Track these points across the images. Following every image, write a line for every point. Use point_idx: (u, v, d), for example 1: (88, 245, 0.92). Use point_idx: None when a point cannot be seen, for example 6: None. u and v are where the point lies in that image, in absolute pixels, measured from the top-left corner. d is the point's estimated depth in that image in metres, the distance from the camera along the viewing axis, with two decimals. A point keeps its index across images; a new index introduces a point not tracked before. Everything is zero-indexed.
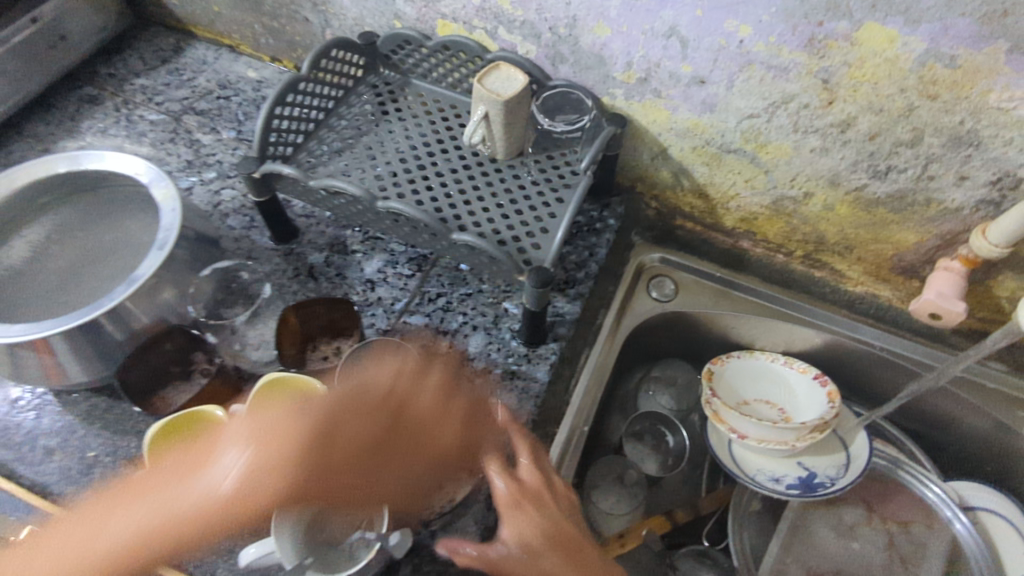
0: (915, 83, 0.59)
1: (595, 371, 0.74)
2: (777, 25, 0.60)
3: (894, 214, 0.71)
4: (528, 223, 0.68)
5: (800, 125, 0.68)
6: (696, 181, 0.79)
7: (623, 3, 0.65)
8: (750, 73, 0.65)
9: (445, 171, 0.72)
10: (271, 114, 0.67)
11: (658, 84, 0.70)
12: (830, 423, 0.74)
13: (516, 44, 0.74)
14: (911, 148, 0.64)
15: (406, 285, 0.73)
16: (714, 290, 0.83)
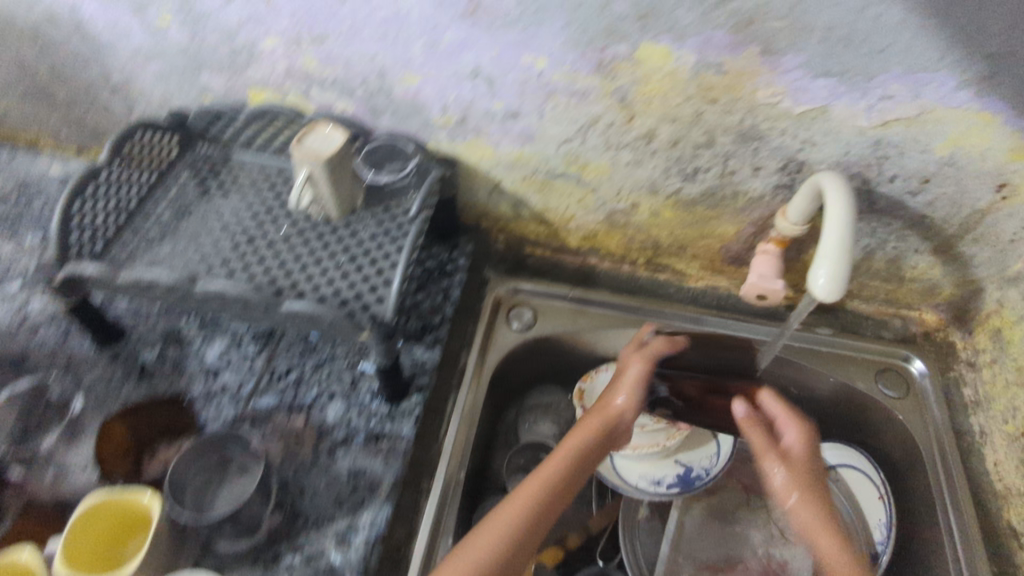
0: (696, 91, 0.64)
1: (465, 414, 0.72)
2: (569, 54, 0.62)
3: (711, 210, 0.77)
4: (369, 277, 0.65)
5: (610, 143, 0.71)
6: (534, 208, 0.82)
7: (426, 51, 0.64)
8: (555, 102, 0.68)
9: (276, 239, 0.68)
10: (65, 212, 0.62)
11: (475, 122, 0.71)
12: (693, 417, 0.80)
13: (333, 102, 0.71)
14: (708, 149, 0.70)
15: (252, 365, 0.69)
16: (571, 309, 0.85)
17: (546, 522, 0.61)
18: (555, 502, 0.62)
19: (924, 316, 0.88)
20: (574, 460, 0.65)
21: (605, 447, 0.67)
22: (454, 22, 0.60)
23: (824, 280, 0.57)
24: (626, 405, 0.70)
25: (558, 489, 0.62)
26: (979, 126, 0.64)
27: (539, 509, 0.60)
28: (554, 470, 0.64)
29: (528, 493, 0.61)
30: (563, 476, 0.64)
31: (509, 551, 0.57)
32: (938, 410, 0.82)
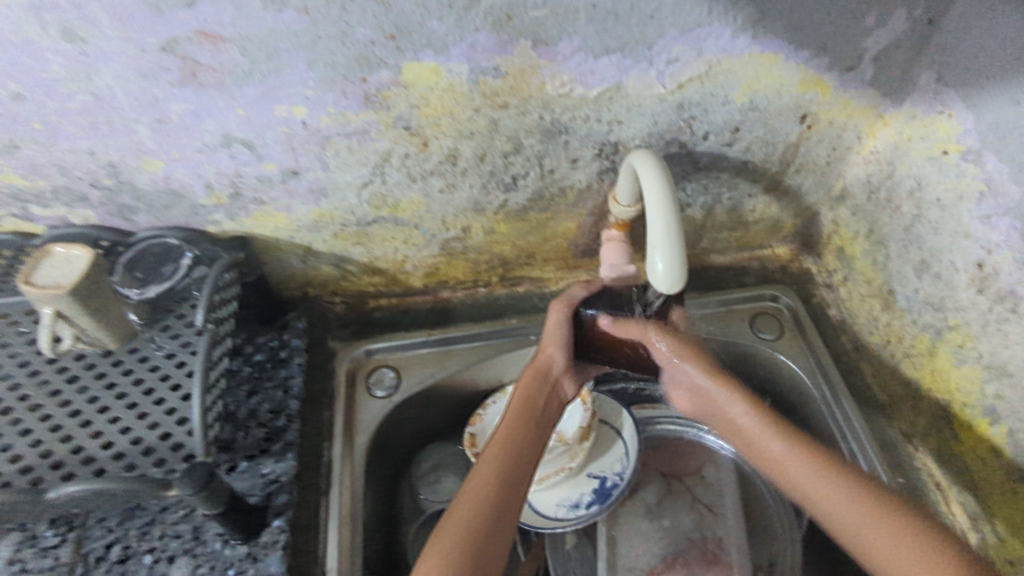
0: (482, 99, 0.59)
1: (343, 518, 0.63)
2: (326, 95, 0.54)
3: (544, 213, 0.72)
4: (175, 411, 0.55)
5: (414, 174, 0.64)
6: (359, 262, 0.72)
7: (153, 129, 0.53)
8: (335, 148, 0.59)
9: (41, 399, 0.55)
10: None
11: (252, 193, 0.61)
12: (591, 426, 0.75)
13: (66, 215, 0.59)
14: (518, 154, 0.65)
15: (57, 559, 0.55)
16: (435, 354, 0.77)
17: (516, 502, 0.53)
18: (517, 478, 0.54)
19: (777, 251, 0.89)
20: (519, 432, 0.58)
21: (549, 410, 0.62)
22: (173, 90, 0.51)
23: (664, 268, 0.55)
24: (554, 355, 0.66)
25: (506, 476, 0.54)
26: (765, 68, 0.63)
27: (492, 484, 0.53)
28: (501, 452, 0.56)
29: (481, 475, 0.54)
30: (511, 460, 0.55)
31: (484, 538, 0.49)
32: (813, 338, 0.82)
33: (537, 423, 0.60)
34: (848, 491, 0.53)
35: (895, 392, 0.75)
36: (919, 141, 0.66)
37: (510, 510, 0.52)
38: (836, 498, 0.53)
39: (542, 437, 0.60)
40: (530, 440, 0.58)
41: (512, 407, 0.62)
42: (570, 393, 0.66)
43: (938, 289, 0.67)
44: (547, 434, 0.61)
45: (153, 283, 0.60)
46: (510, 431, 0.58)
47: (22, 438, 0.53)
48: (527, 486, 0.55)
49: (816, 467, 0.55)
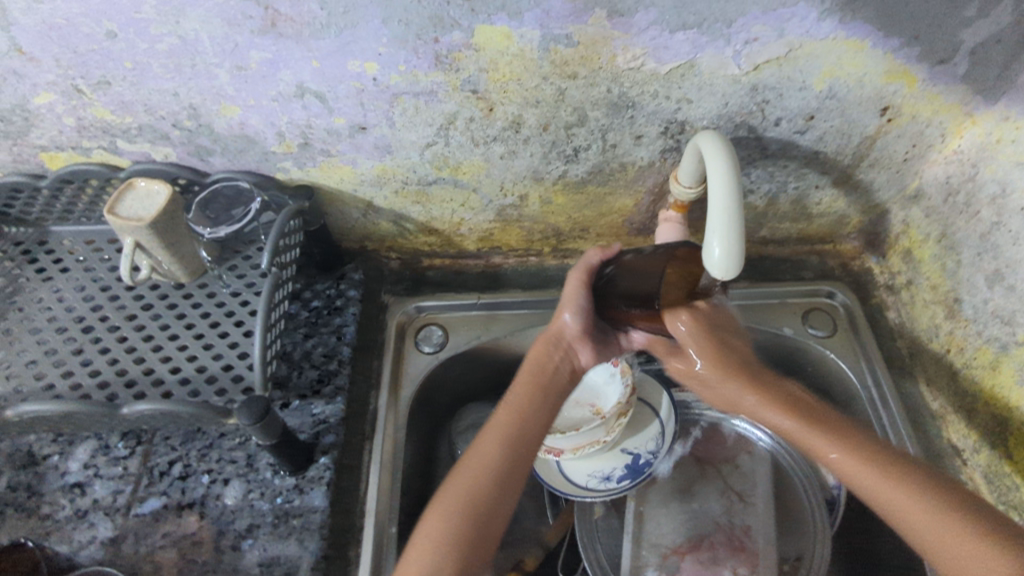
0: (551, 68, 0.59)
1: (383, 464, 0.65)
2: (399, 53, 0.56)
3: (603, 187, 0.72)
4: (237, 346, 0.59)
5: (477, 138, 0.65)
6: (416, 221, 0.74)
7: (232, 76, 0.56)
8: (403, 106, 0.61)
9: (119, 321, 0.60)
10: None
11: (321, 144, 0.63)
12: (630, 403, 0.75)
13: (148, 152, 0.63)
14: (582, 126, 0.65)
15: (126, 469, 0.60)
16: (483, 317, 0.78)
17: (513, 482, 0.55)
18: (519, 456, 0.57)
19: (840, 247, 0.86)
20: (524, 406, 0.60)
21: (560, 377, 0.63)
22: (254, 38, 0.53)
23: (720, 253, 0.53)
24: (569, 323, 0.63)
25: (510, 452, 0.57)
26: (849, 54, 0.60)
27: (487, 472, 0.55)
28: (507, 429, 0.58)
29: (477, 462, 0.56)
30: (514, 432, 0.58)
31: (482, 510, 0.53)
32: (869, 338, 0.79)
33: (539, 399, 0.61)
34: (896, 487, 0.53)
35: (949, 403, 0.72)
36: (1008, 144, 0.63)
37: (507, 493, 0.55)
38: (900, 502, 0.52)
39: (551, 408, 0.61)
40: (531, 420, 0.59)
41: (522, 378, 0.62)
42: (584, 359, 0.64)
43: (1010, 302, 0.64)
44: (557, 403, 0.62)
45: (225, 223, 0.62)
46: (517, 406, 0.60)
47: (101, 356, 0.57)
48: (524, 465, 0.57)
49: (869, 463, 0.55)
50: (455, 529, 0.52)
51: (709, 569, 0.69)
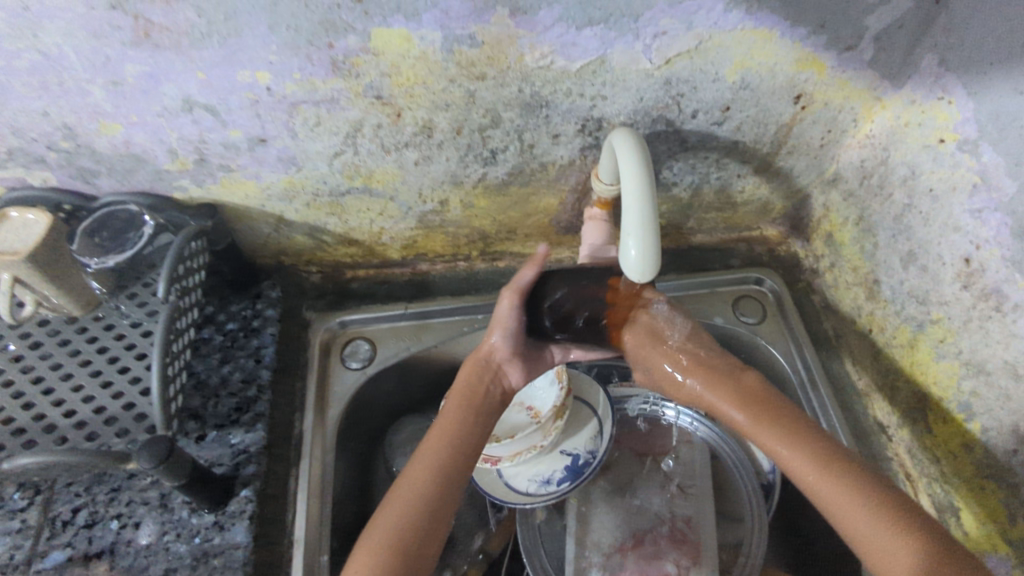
0: (457, 70, 0.56)
1: (311, 490, 0.63)
2: (292, 60, 0.52)
3: (525, 188, 0.70)
4: (135, 381, 0.55)
5: (388, 145, 0.62)
6: (334, 232, 0.71)
7: (107, 91, 0.52)
8: (303, 116, 0.57)
9: (5, 365, 0.55)
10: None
11: (219, 159, 0.59)
12: (566, 404, 0.74)
13: (24, 177, 0.58)
14: (497, 128, 0.63)
15: (24, 523, 0.56)
16: (413, 327, 0.76)
17: (442, 520, 0.54)
18: (449, 484, 0.56)
19: (766, 234, 0.87)
20: (455, 428, 0.59)
21: (489, 400, 0.62)
22: (126, 50, 0.49)
23: (636, 255, 0.53)
24: (500, 344, 0.63)
25: (440, 483, 0.56)
26: (759, 45, 0.60)
27: (413, 507, 0.54)
28: (434, 456, 0.57)
29: (417, 478, 0.56)
30: (443, 456, 0.57)
31: (410, 543, 0.52)
32: (797, 323, 0.80)
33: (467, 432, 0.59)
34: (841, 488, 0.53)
35: (872, 382, 0.74)
36: (915, 128, 0.64)
37: (437, 521, 0.54)
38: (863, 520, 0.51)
39: (485, 429, 0.61)
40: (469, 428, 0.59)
41: (450, 399, 0.62)
42: (514, 380, 0.64)
43: (923, 281, 0.66)
44: (490, 424, 0.61)
45: (116, 253, 0.58)
46: (455, 423, 0.59)
47: None
48: (457, 495, 0.56)
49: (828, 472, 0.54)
50: (394, 544, 0.52)
51: (651, 564, 0.69)
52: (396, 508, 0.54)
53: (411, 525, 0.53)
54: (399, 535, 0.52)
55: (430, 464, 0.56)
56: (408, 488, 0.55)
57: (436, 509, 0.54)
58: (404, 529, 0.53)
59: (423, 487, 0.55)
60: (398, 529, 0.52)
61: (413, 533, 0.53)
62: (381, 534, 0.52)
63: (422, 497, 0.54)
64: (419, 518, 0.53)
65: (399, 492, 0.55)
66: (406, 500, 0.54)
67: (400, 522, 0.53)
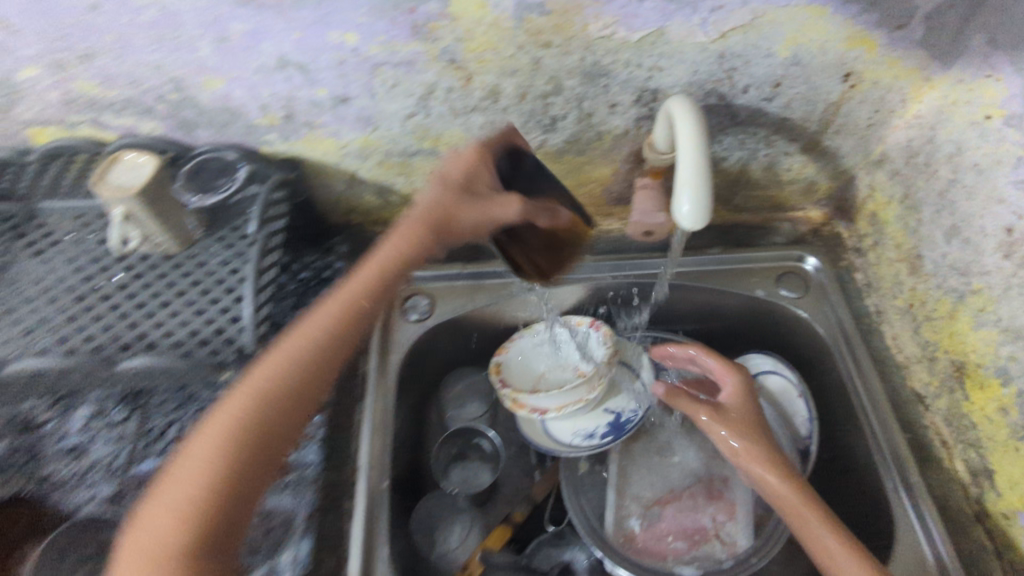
0: (525, 37, 0.61)
1: (374, 422, 0.67)
2: (378, 23, 0.58)
3: (580, 156, 0.74)
4: (226, 309, 0.61)
5: (457, 108, 0.67)
6: (401, 192, 0.76)
7: (215, 48, 0.58)
8: (383, 77, 0.63)
9: (111, 291, 0.62)
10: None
11: (305, 116, 0.65)
12: (612, 362, 0.78)
13: (135, 124, 0.63)
14: (558, 96, 0.67)
15: (122, 433, 0.62)
16: (469, 287, 0.81)
17: (265, 446, 0.49)
18: (308, 370, 0.52)
19: (809, 214, 0.90)
20: (348, 306, 0.55)
21: (389, 287, 0.57)
22: (234, 9, 0.55)
23: (689, 208, 0.57)
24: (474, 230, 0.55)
25: (281, 386, 0.51)
26: (810, 21, 0.63)
27: (255, 401, 0.49)
28: (296, 350, 0.52)
29: (279, 360, 0.51)
30: (307, 356, 0.52)
31: (237, 444, 0.47)
32: (838, 299, 0.82)
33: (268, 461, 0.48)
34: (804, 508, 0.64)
35: (911, 354, 0.75)
36: (961, 105, 0.66)
37: (269, 444, 0.49)
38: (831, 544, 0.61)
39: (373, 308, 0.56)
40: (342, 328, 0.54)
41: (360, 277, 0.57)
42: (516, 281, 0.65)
43: (965, 254, 0.67)
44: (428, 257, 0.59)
45: (208, 194, 0.66)
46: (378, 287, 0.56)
47: (93, 322, 0.59)
48: (299, 423, 0.51)
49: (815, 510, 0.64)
50: (232, 431, 0.48)
51: (687, 516, 0.75)
52: (260, 381, 0.50)
53: (224, 459, 0.47)
54: (224, 436, 0.47)
55: (316, 334, 0.53)
56: (283, 355, 0.52)
57: (276, 411, 0.50)
58: (234, 429, 0.48)
59: (315, 381, 0.52)
60: (243, 406, 0.49)
61: (252, 429, 0.48)
62: (199, 450, 0.47)
63: (262, 400, 0.50)
64: (259, 415, 0.49)
65: (280, 356, 0.52)
66: (258, 388, 0.50)
67: (230, 443, 0.47)
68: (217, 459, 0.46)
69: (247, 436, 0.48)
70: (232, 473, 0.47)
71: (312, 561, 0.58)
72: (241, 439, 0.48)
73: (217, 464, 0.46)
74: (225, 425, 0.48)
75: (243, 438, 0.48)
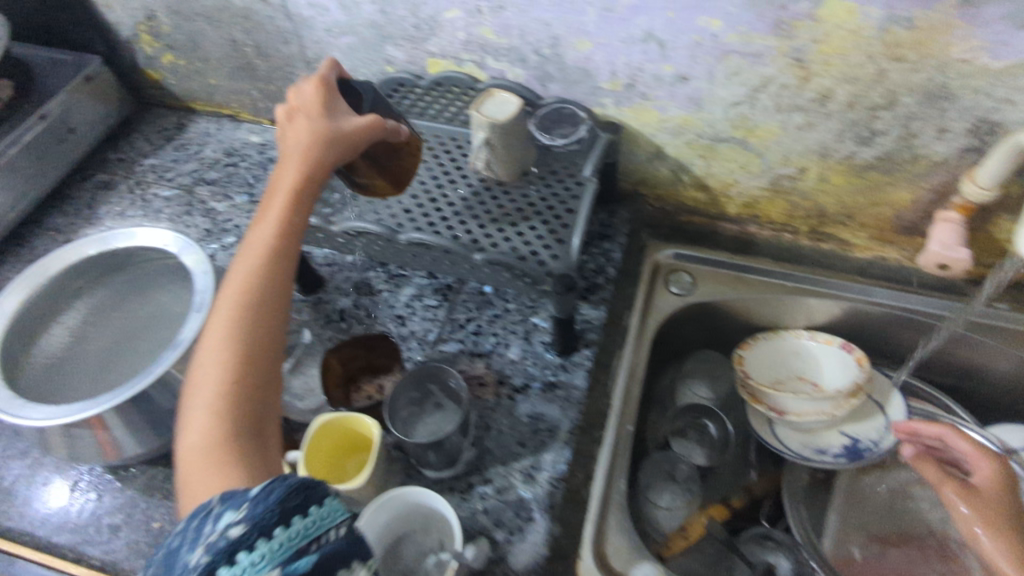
0: (881, 48, 0.63)
1: (630, 371, 0.75)
2: (746, 14, 0.63)
3: (885, 175, 0.75)
4: (543, 237, 0.71)
5: (782, 105, 0.71)
6: (694, 174, 0.82)
7: (600, 15, 0.68)
8: (729, 64, 0.68)
9: (466, 195, 0.76)
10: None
11: (644, 87, 0.74)
12: (864, 387, 0.78)
13: (505, 70, 0.77)
14: (889, 110, 0.68)
15: (436, 315, 0.77)
16: (731, 277, 0.86)
17: (287, 235, 0.53)
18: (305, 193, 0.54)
19: None
20: (304, 150, 0.55)
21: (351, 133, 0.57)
22: None
23: None
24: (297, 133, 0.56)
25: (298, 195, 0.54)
26: None
27: (256, 253, 0.51)
28: (288, 173, 0.55)
29: (289, 171, 0.55)
30: (303, 182, 0.55)
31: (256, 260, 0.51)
32: None
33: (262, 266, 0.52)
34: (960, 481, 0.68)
35: None
36: None
37: (280, 266, 0.51)
38: None
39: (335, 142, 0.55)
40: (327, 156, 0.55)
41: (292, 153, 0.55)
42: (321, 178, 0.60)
43: None
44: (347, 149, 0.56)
45: (564, 136, 0.76)
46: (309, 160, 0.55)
47: (442, 221, 0.74)
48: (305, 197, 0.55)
49: None
50: (243, 285, 0.49)
51: (913, 564, 0.73)
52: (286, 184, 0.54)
53: (255, 274, 0.50)
54: (255, 239, 0.52)
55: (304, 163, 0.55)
56: (258, 232, 0.53)
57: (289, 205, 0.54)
58: (255, 248, 0.52)
59: (290, 239, 0.53)
60: (259, 234, 0.53)
61: (259, 288, 0.50)
62: (258, 237, 0.52)
63: (272, 235, 0.52)
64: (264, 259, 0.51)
65: (268, 205, 0.54)
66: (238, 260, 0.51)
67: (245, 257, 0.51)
68: (249, 242, 0.52)
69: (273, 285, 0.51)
70: (254, 281, 0.50)
71: (566, 470, 0.64)
72: (256, 258, 0.51)
73: (248, 256, 0.51)
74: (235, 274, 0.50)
75: (265, 246, 0.52)
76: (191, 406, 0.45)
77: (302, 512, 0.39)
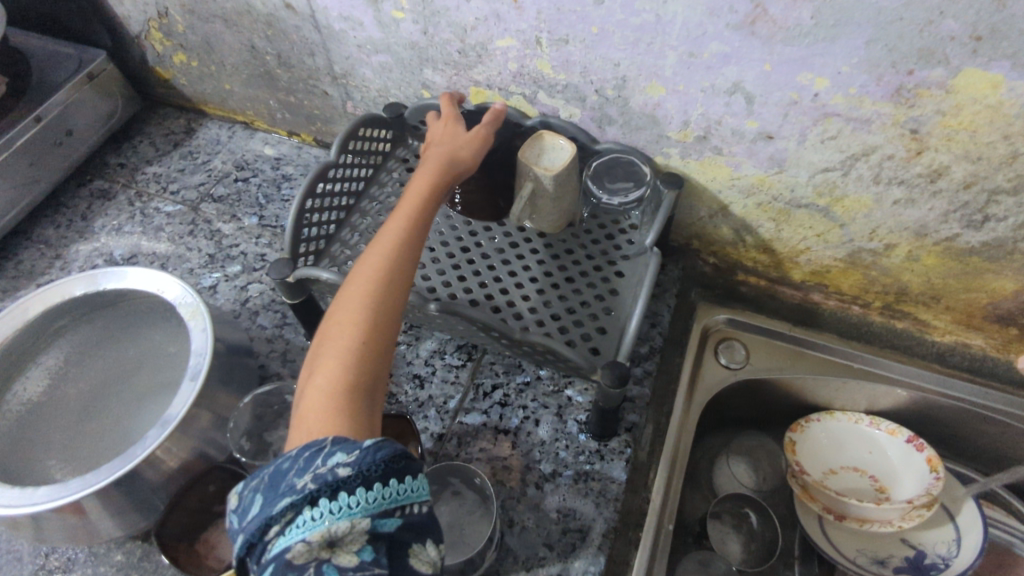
0: (1021, 128, 0.52)
1: (671, 459, 0.67)
2: (859, 76, 0.53)
3: (991, 262, 0.64)
4: (589, 304, 0.64)
5: (882, 177, 0.61)
6: (761, 236, 0.73)
7: (680, 60, 0.58)
8: (827, 127, 0.58)
9: (505, 247, 0.68)
10: (310, 192, 0.63)
11: (718, 141, 0.64)
12: (937, 498, 0.69)
13: (559, 108, 0.68)
14: (1012, 196, 0.57)
15: (457, 378, 0.68)
16: (788, 351, 0.76)
17: (413, 248, 0.51)
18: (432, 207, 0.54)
19: None
20: (433, 165, 0.57)
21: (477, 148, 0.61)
22: (723, 31, 0.54)
23: None
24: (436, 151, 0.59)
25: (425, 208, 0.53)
26: None
27: (381, 262, 0.48)
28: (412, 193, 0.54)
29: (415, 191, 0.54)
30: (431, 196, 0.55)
31: (382, 273, 0.48)
32: None
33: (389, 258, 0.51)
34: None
35: None
36: None
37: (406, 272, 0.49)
38: None
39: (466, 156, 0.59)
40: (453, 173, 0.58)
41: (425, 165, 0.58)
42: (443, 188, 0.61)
43: None
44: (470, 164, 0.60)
45: (623, 192, 0.67)
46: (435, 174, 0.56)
47: (473, 275, 0.66)
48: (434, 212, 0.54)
49: None
50: (366, 295, 0.46)
51: None
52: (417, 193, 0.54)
53: (380, 281, 0.47)
54: (374, 250, 0.50)
55: (433, 171, 0.56)
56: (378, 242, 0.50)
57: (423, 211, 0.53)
58: (375, 256, 0.49)
59: (414, 252, 0.51)
60: (381, 245, 0.50)
61: (388, 302, 0.47)
62: (376, 251, 0.50)
63: (401, 243, 0.50)
64: (388, 271, 0.48)
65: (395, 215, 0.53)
66: (353, 273, 0.49)
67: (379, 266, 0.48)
68: (378, 251, 0.49)
69: (399, 296, 0.48)
70: (385, 292, 0.47)
71: None
72: (377, 266, 0.48)
73: (375, 265, 0.48)
74: (354, 286, 0.47)
75: (393, 255, 0.49)
76: (309, 385, 0.43)
77: (399, 476, 0.37)
